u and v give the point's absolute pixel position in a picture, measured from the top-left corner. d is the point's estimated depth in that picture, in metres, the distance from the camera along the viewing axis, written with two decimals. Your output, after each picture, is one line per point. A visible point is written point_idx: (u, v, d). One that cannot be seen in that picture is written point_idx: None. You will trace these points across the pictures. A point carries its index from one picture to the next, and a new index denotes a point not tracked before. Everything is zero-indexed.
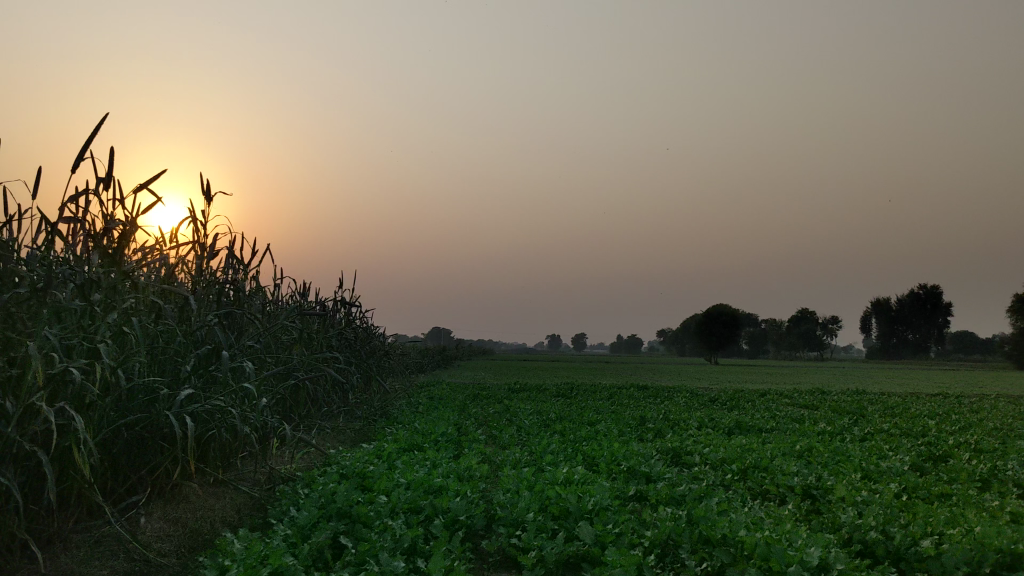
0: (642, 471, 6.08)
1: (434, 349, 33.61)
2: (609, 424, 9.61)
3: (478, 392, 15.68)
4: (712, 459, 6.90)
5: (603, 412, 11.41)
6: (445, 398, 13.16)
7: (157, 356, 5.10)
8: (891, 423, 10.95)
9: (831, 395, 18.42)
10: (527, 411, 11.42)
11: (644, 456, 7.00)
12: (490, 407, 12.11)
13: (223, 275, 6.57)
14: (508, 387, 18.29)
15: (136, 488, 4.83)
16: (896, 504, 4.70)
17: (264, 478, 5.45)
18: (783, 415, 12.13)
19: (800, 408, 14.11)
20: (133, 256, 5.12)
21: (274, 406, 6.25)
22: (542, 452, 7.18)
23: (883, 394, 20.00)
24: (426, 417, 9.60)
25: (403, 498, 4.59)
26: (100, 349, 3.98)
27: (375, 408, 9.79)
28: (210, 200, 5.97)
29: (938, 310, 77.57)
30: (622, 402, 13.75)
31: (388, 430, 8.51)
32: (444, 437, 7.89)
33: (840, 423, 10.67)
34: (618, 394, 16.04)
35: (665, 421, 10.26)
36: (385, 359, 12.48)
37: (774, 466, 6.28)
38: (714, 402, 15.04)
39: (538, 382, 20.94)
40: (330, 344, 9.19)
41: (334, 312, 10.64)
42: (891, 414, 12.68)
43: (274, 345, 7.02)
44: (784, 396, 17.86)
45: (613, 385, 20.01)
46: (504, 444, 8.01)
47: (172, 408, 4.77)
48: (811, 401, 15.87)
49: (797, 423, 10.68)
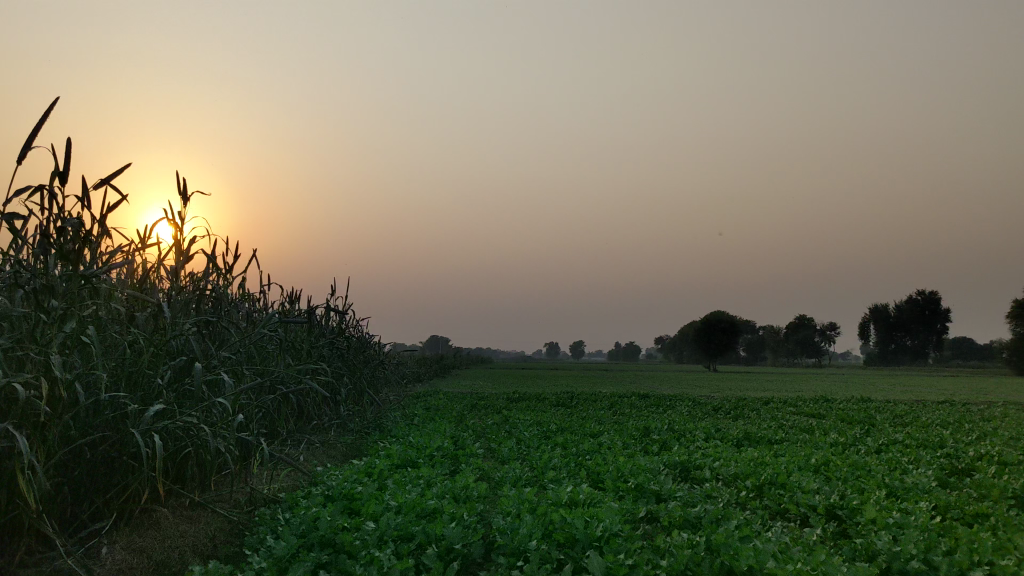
0: (652, 488, 5.68)
1: (431, 359, 33.21)
2: (612, 436, 9.21)
3: (475, 402, 15.30)
4: (724, 475, 6.50)
5: (605, 423, 11.00)
6: (442, 408, 12.76)
7: (126, 369, 4.71)
8: (905, 433, 10.57)
9: (837, 403, 18.04)
10: (527, 421, 11.01)
11: (652, 471, 6.60)
12: (489, 418, 11.72)
13: (200, 282, 6.19)
14: (507, 396, 17.87)
15: (101, 513, 4.44)
16: (933, 528, 4.31)
17: (244, 499, 5.04)
18: (792, 425, 11.73)
19: (807, 416, 13.72)
20: (99, 260, 4.73)
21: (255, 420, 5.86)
22: (544, 468, 6.77)
23: (890, 402, 19.63)
24: (421, 429, 9.20)
25: (393, 524, 4.19)
26: (50, 360, 3.61)
27: (368, 420, 9.39)
28: (188, 200, 5.59)
29: (937, 316, 77.26)
30: (624, 411, 13.35)
31: (381, 444, 8.10)
32: (440, 452, 7.49)
33: (852, 434, 10.27)
34: (619, 404, 15.65)
35: (671, 432, 9.85)
36: (380, 369, 12.10)
37: (794, 483, 5.88)
38: (718, 411, 14.67)
39: (537, 392, 20.59)
40: (319, 354, 8.80)
41: (324, 321, 10.26)
42: (902, 423, 12.31)
43: (256, 356, 6.64)
44: (789, 404, 17.46)
45: (614, 395, 19.65)
46: (504, 459, 7.61)
47: (140, 425, 4.38)
48: (817, 410, 15.47)
49: (807, 433, 10.28)
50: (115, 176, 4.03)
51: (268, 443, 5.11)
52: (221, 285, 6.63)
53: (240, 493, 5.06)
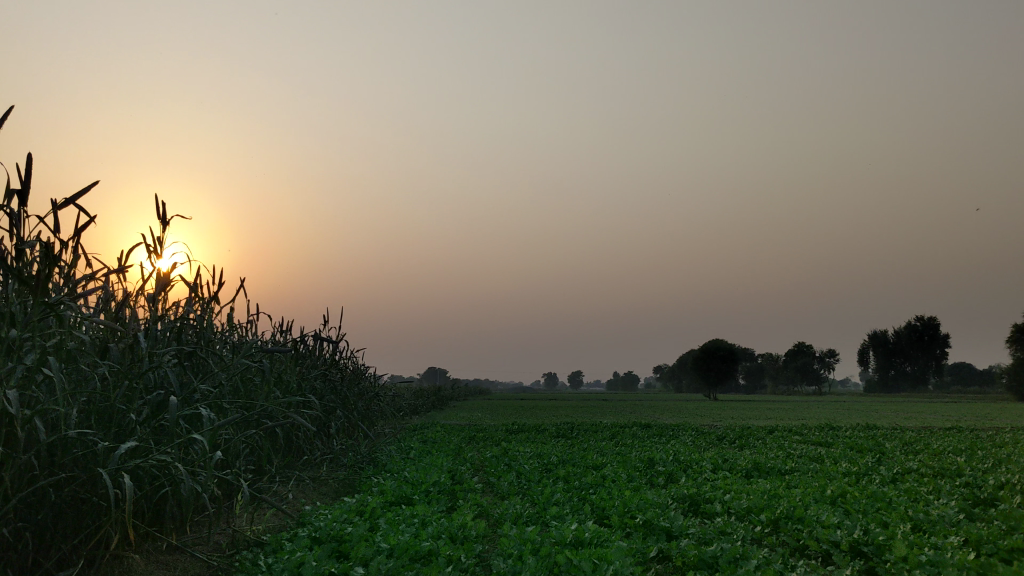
0: (661, 525, 5.34)
1: (428, 391, 32.79)
2: (616, 468, 8.86)
3: (474, 434, 14.93)
4: (736, 509, 6.15)
5: (608, 454, 10.65)
6: (440, 441, 12.40)
7: (98, 405, 4.41)
8: (918, 461, 10.23)
9: (842, 431, 17.70)
10: (527, 453, 10.65)
11: (660, 504, 6.26)
12: (487, 450, 11.35)
13: (181, 311, 5.89)
14: (506, 428, 17.47)
15: (68, 561, 4.12)
16: (972, 566, 3.97)
17: (226, 542, 4.70)
18: (800, 454, 11.37)
19: (814, 445, 13.36)
20: (68, 289, 4.43)
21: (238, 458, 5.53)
22: (546, 503, 6.42)
23: (897, 429, 19.25)
24: (417, 463, 8.84)
25: (385, 569, 3.84)
26: (6, 396, 3.31)
27: (362, 454, 9.03)
28: (167, 224, 5.31)
29: (937, 341, 76.96)
30: (626, 442, 13.00)
31: (375, 479, 7.75)
32: (436, 487, 7.14)
33: (864, 462, 9.94)
34: (620, 434, 15.29)
35: (677, 463, 9.50)
36: (376, 401, 11.75)
37: (812, 517, 5.54)
38: (722, 440, 14.32)
39: (536, 422, 20.18)
40: (309, 386, 8.47)
41: (316, 351, 9.94)
42: (913, 451, 11.99)
43: (242, 389, 6.32)
44: (794, 432, 17.11)
45: (615, 425, 19.26)
46: (504, 493, 7.27)
47: (109, 465, 4.07)
48: (824, 438, 15.12)
49: (817, 463, 9.95)
50: (78, 195, 3.74)
51: (249, 482, 4.78)
52: (205, 315, 6.33)
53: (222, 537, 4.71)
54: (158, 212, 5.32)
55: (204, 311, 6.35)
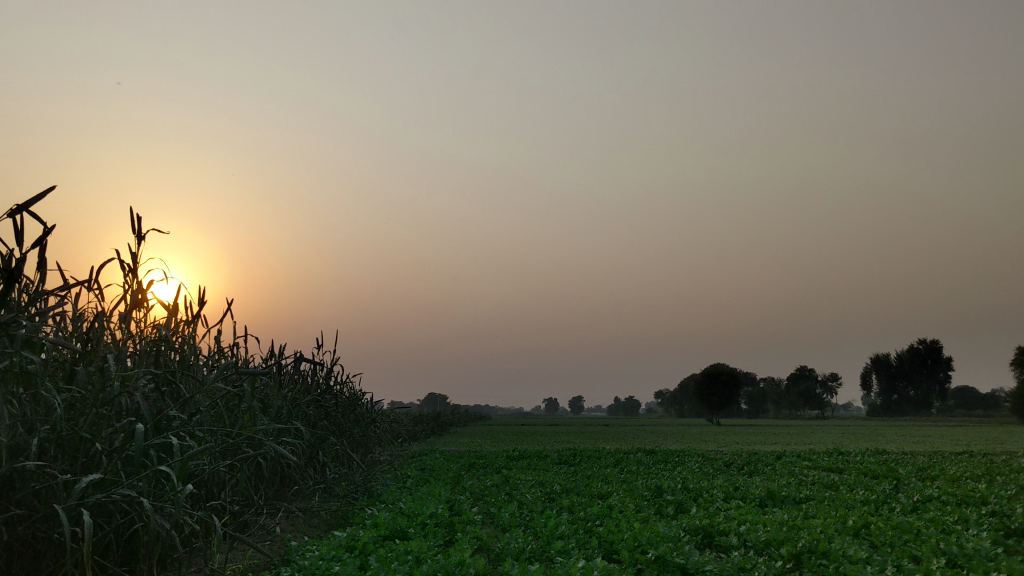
0: (675, 561, 4.95)
1: (429, 417, 32.34)
2: (622, 497, 8.46)
3: (473, 461, 14.54)
4: (754, 542, 5.75)
5: (613, 482, 10.23)
6: (439, 469, 11.97)
7: (61, 433, 4.06)
8: (936, 487, 9.81)
9: (852, 455, 17.28)
10: (529, 482, 10.22)
11: (672, 537, 5.87)
12: (487, 478, 10.93)
13: (160, 334, 5.54)
14: (507, 454, 17.02)
15: None
16: None
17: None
18: (813, 480, 10.95)
19: (826, 471, 12.92)
20: (29, 308, 4.09)
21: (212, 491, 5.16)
22: (549, 537, 6.01)
23: (907, 453, 18.83)
24: (414, 493, 8.43)
25: None
26: None
27: (356, 484, 8.62)
28: (142, 239, 4.97)
29: (939, 364, 76.61)
30: (631, 469, 12.58)
31: (368, 511, 7.34)
32: (432, 519, 6.73)
33: (881, 489, 9.51)
34: (624, 461, 14.86)
35: (686, 491, 9.08)
36: (372, 428, 11.36)
37: (838, 551, 5.13)
38: (731, 466, 13.89)
39: (539, 448, 19.72)
40: (298, 413, 8.08)
41: (308, 376, 9.56)
42: (928, 476, 11.59)
43: (224, 415, 5.94)
44: (804, 457, 16.67)
45: (620, 451, 18.82)
46: (505, 526, 6.86)
47: (69, 501, 3.71)
48: (835, 463, 14.69)
49: (832, 490, 9.52)
50: (32, 201, 3.39)
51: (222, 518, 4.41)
52: (185, 337, 5.98)
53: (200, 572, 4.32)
54: (131, 226, 4.98)
55: (184, 335, 5.98)
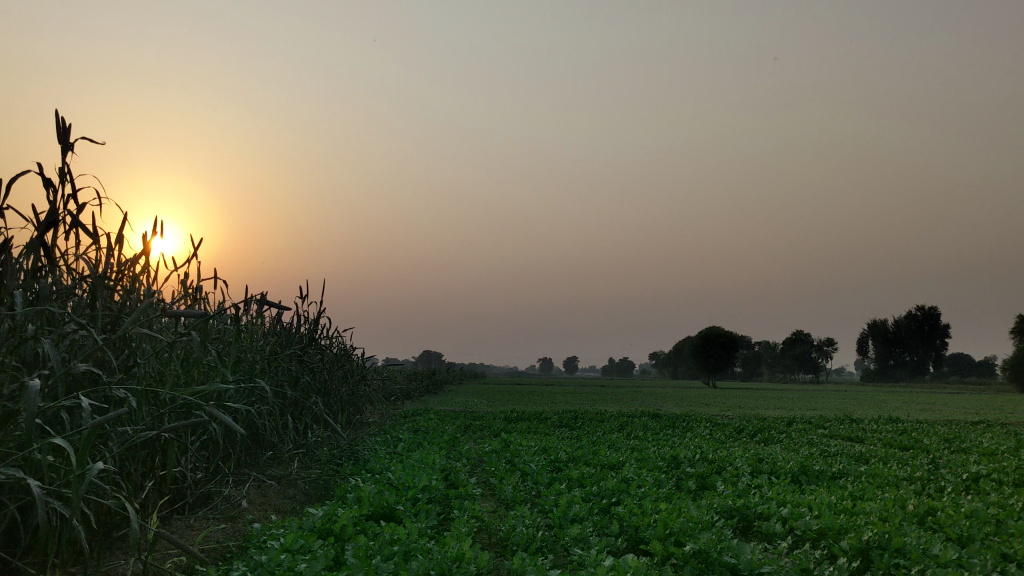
0: (724, 560, 4.05)
1: (422, 374, 31.46)
2: (637, 468, 7.57)
3: (467, 422, 13.65)
4: (804, 530, 4.90)
5: (622, 450, 9.36)
6: (434, 430, 11.07)
7: None
8: (979, 464, 8.93)
9: (864, 424, 16.47)
10: (532, 448, 9.31)
11: (709, 523, 4.98)
12: (485, 443, 10.06)
13: (100, 271, 4.57)
14: (505, 415, 16.09)
15: None
16: None
17: (138, 566, 3.38)
18: (838, 451, 10.10)
19: (846, 441, 12.05)
20: None
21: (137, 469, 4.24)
22: (561, 519, 5.09)
23: (919, 422, 17.99)
24: (406, 460, 7.52)
25: None
26: None
27: (341, 448, 7.72)
28: (69, 148, 4.00)
29: (938, 331, 75.99)
30: (639, 435, 11.70)
31: (352, 481, 6.43)
32: (425, 494, 5.84)
33: (921, 465, 8.63)
34: (629, 425, 13.99)
35: (706, 462, 8.19)
36: (361, 385, 10.43)
37: (918, 549, 4.22)
38: (743, 433, 13.04)
39: (538, 410, 18.83)
40: (273, 367, 7.16)
41: (289, 328, 8.62)
42: (960, 450, 10.77)
43: (180, 369, 5.02)
44: (818, 425, 15.82)
45: (624, 414, 17.96)
46: (509, 502, 5.96)
47: None
48: (854, 433, 13.86)
49: (865, 464, 8.65)
50: None
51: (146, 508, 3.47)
52: (135, 278, 5.03)
53: (123, 557, 3.40)
54: (58, 131, 4.01)
55: (133, 275, 5.01)
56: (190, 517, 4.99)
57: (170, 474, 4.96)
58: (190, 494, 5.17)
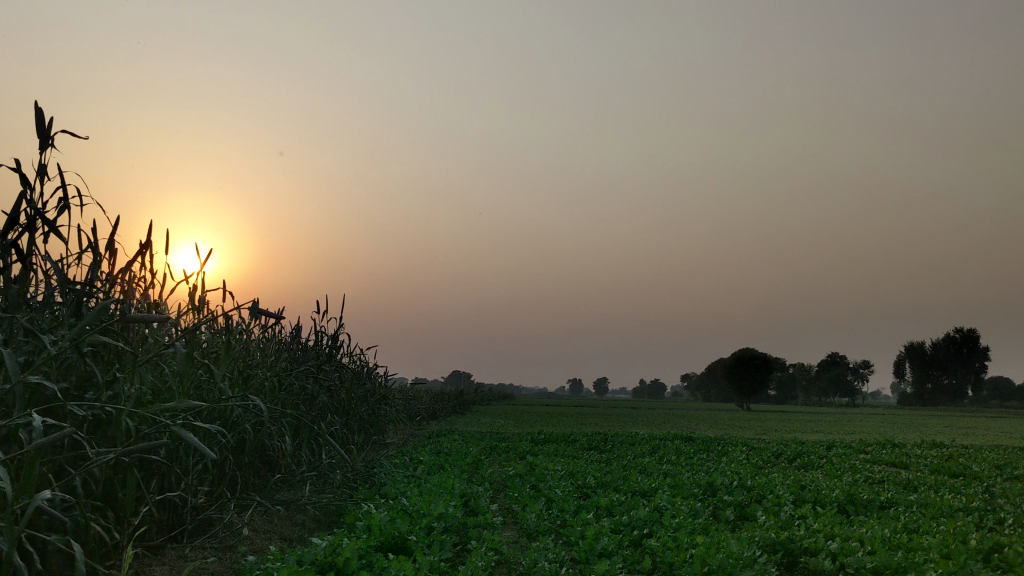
0: None
1: (450, 394, 30.94)
2: (671, 496, 7.08)
3: (493, 444, 13.21)
4: (856, 567, 4.41)
5: (653, 475, 8.86)
6: (458, 453, 10.64)
7: None
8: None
9: (908, 449, 15.80)
10: (559, 472, 8.86)
11: (751, 558, 4.50)
12: (511, 466, 9.61)
13: (87, 278, 4.21)
14: (533, 438, 15.59)
15: None
16: None
17: None
18: (882, 478, 9.54)
19: (891, 467, 11.46)
20: None
21: (119, 494, 3.85)
22: (587, 552, 4.64)
23: (964, 448, 17.25)
24: (424, 485, 7.09)
25: None
26: None
27: (357, 471, 7.30)
28: (49, 143, 3.65)
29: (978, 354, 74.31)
30: (673, 460, 11.19)
31: (365, 508, 6.01)
32: (441, 522, 5.42)
33: (977, 494, 8.05)
34: (661, 449, 13.47)
35: (743, 489, 7.68)
36: (382, 405, 10.04)
37: None
38: (781, 458, 12.46)
39: (568, 432, 18.30)
40: (284, 385, 6.77)
41: (305, 345, 8.28)
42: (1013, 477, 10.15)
43: (175, 385, 4.64)
44: (858, 449, 15.19)
45: (656, 437, 17.37)
46: (532, 531, 5.52)
47: None
48: (898, 458, 13.22)
49: (916, 492, 8.09)
50: None
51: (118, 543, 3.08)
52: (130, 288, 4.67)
53: None
54: (37, 124, 3.66)
55: (128, 285, 4.66)
56: (186, 546, 4.58)
57: (165, 499, 4.57)
58: (188, 520, 4.77)
